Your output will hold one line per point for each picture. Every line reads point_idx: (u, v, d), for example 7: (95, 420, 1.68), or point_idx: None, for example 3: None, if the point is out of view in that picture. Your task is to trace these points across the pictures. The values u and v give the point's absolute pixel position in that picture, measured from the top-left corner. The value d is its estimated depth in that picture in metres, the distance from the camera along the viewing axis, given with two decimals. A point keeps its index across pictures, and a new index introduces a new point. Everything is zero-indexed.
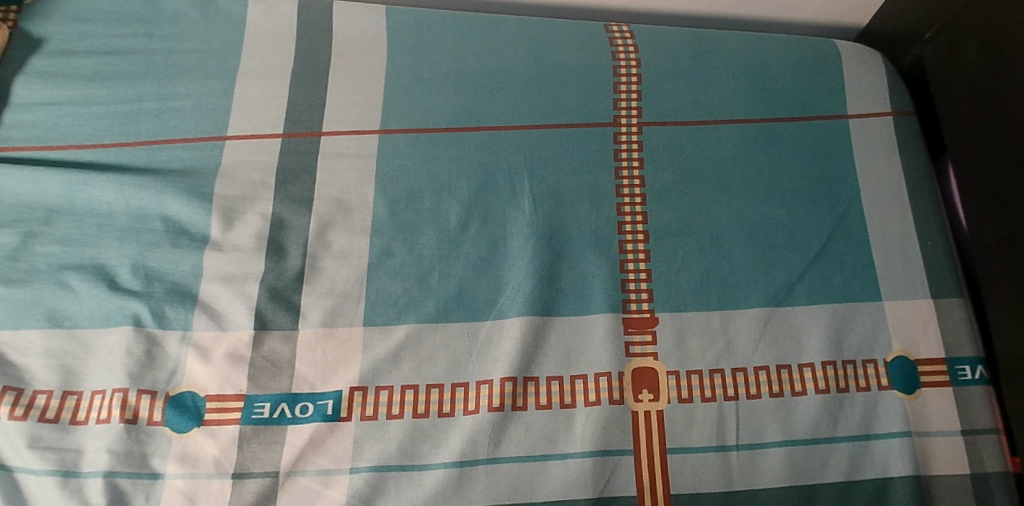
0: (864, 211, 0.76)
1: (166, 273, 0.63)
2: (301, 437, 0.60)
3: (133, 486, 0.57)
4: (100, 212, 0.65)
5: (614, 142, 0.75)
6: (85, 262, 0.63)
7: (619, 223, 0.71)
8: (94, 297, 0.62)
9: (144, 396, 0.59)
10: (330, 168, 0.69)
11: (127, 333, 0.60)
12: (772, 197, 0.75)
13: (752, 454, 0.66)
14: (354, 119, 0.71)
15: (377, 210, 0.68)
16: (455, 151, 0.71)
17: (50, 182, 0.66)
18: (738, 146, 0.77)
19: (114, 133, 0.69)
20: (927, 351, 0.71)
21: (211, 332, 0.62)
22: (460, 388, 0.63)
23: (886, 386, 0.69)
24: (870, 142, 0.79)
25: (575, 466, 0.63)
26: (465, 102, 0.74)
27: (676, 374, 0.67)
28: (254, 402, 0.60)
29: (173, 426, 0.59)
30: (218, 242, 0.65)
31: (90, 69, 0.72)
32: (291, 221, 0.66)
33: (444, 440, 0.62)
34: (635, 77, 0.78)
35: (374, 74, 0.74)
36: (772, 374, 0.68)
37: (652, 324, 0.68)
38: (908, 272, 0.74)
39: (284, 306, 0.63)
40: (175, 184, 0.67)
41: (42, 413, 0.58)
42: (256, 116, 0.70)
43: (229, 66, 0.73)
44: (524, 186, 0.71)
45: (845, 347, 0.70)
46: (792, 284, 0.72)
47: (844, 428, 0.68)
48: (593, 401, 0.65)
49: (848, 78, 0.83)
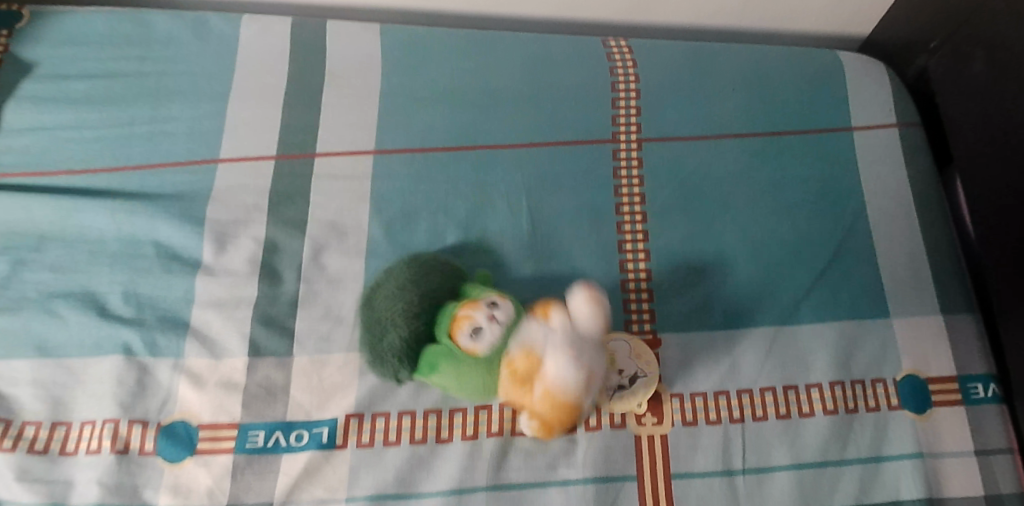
0: (871, 227, 0.74)
1: (158, 300, 0.62)
2: (295, 466, 0.58)
3: None
4: (90, 238, 0.64)
5: (614, 158, 0.73)
6: (75, 289, 0.62)
7: (618, 242, 0.70)
8: (83, 326, 0.60)
9: (135, 426, 0.58)
10: (325, 190, 0.68)
11: (118, 361, 0.59)
12: (776, 214, 0.74)
13: (759, 477, 0.64)
14: (348, 139, 0.70)
15: (372, 232, 0.67)
16: (452, 171, 0.70)
17: (41, 208, 0.65)
18: (740, 162, 0.76)
19: (104, 157, 0.68)
20: (938, 369, 0.69)
21: (204, 360, 0.60)
22: (458, 413, 0.61)
23: (897, 406, 0.67)
24: (876, 155, 0.78)
25: (578, 493, 0.61)
26: (462, 120, 0.73)
27: (680, 396, 0.66)
28: (248, 431, 0.58)
29: (166, 456, 0.57)
30: (211, 266, 0.64)
31: (81, 93, 0.70)
32: (284, 246, 0.65)
33: (441, 467, 0.60)
34: (634, 93, 0.77)
35: (369, 93, 0.73)
36: (779, 395, 0.67)
37: (656, 346, 0.67)
38: (918, 287, 0.72)
39: (277, 332, 0.62)
40: (167, 209, 0.65)
41: (31, 444, 0.57)
42: (249, 138, 0.70)
43: (221, 88, 0.72)
44: (522, 206, 0.70)
45: (852, 366, 0.69)
46: (797, 302, 0.71)
47: (853, 450, 0.66)
48: (594, 426, 0.63)
49: (852, 91, 0.82)
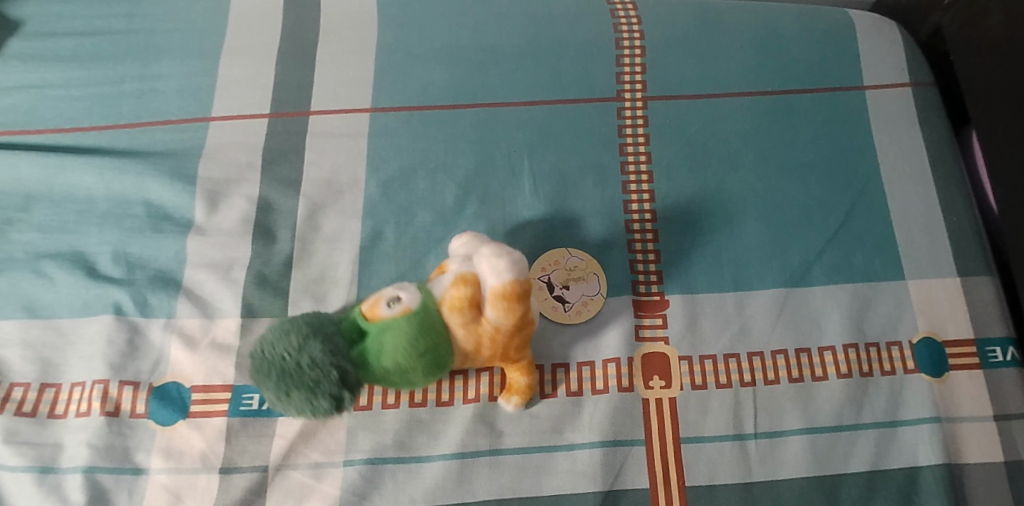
0: (885, 187, 0.72)
1: (149, 260, 0.60)
2: (291, 429, 0.56)
3: (115, 482, 0.54)
4: (78, 198, 0.63)
5: (619, 117, 0.71)
6: (63, 249, 0.60)
7: (624, 202, 0.68)
8: (72, 286, 0.59)
9: (126, 388, 0.56)
10: (319, 149, 0.66)
11: (108, 322, 0.58)
12: (786, 174, 0.71)
13: (771, 442, 0.61)
14: (344, 97, 0.68)
15: (369, 192, 0.65)
16: (450, 129, 0.68)
17: (27, 167, 0.63)
18: (749, 122, 0.73)
19: (94, 116, 0.66)
20: (955, 331, 0.66)
21: (196, 320, 0.59)
22: (459, 376, 0.60)
23: (913, 370, 0.65)
24: (889, 115, 0.75)
25: (584, 458, 0.58)
26: (461, 78, 0.71)
27: (689, 359, 0.63)
28: (242, 393, 0.56)
29: (158, 418, 0.55)
30: (203, 226, 0.62)
31: (69, 50, 0.69)
32: (279, 205, 0.64)
33: (442, 430, 0.58)
34: (639, 50, 0.74)
35: (364, 51, 0.71)
36: (791, 358, 0.64)
37: (663, 308, 0.64)
38: (932, 248, 0.69)
39: (272, 293, 0.60)
40: (157, 167, 0.64)
41: (19, 405, 0.55)
42: (242, 95, 0.68)
43: (213, 45, 0.70)
44: (524, 166, 0.68)
45: (867, 328, 0.66)
46: (808, 263, 0.68)
47: (869, 415, 0.63)
48: (601, 389, 0.61)
49: (864, 48, 0.78)
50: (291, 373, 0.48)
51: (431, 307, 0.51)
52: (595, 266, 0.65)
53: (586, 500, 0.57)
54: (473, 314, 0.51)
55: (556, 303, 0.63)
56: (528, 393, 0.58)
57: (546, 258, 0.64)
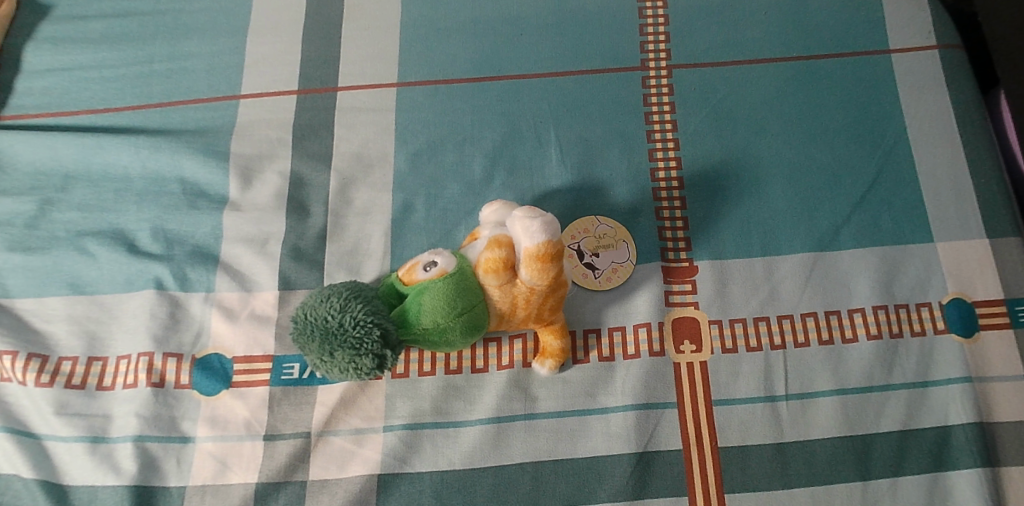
0: (912, 149, 0.68)
1: (186, 237, 0.64)
2: (331, 397, 0.59)
3: (163, 450, 0.57)
4: (117, 177, 0.66)
5: (643, 86, 0.71)
6: (104, 227, 0.64)
7: (651, 170, 0.68)
8: (114, 261, 0.62)
9: (170, 360, 0.59)
10: (348, 123, 0.68)
11: (150, 295, 0.61)
12: (813, 138, 0.69)
13: (803, 404, 0.60)
14: (371, 73, 0.70)
15: (397, 165, 0.67)
16: (475, 102, 0.69)
17: (64, 146, 0.67)
18: (773, 86, 0.71)
19: (127, 96, 0.70)
20: (986, 291, 0.63)
21: (235, 293, 0.61)
22: (493, 343, 0.61)
23: (943, 330, 0.62)
24: (916, 78, 0.71)
25: (618, 420, 0.59)
26: (485, 51, 0.72)
27: (719, 323, 0.62)
28: (283, 363, 0.59)
29: (202, 389, 0.59)
30: (237, 201, 0.65)
31: (99, 33, 0.73)
32: (310, 180, 0.66)
33: (478, 396, 0.59)
34: (662, 18, 0.73)
35: (388, 25, 0.73)
36: (820, 320, 0.62)
37: (692, 273, 0.64)
38: (960, 208, 0.65)
39: (307, 265, 0.62)
40: (190, 145, 0.67)
41: (68, 378, 0.59)
42: (270, 74, 0.71)
43: (240, 24, 0.73)
44: (550, 135, 0.68)
45: (897, 290, 0.63)
46: (837, 227, 0.65)
47: (899, 375, 0.60)
48: (633, 354, 0.61)
49: (890, 9, 0.74)
50: (334, 332, 0.49)
51: (466, 270, 0.53)
52: (624, 233, 0.65)
53: (620, 462, 0.58)
54: (508, 275, 0.52)
55: (586, 269, 0.64)
56: (561, 357, 0.59)
57: (575, 225, 0.65)
